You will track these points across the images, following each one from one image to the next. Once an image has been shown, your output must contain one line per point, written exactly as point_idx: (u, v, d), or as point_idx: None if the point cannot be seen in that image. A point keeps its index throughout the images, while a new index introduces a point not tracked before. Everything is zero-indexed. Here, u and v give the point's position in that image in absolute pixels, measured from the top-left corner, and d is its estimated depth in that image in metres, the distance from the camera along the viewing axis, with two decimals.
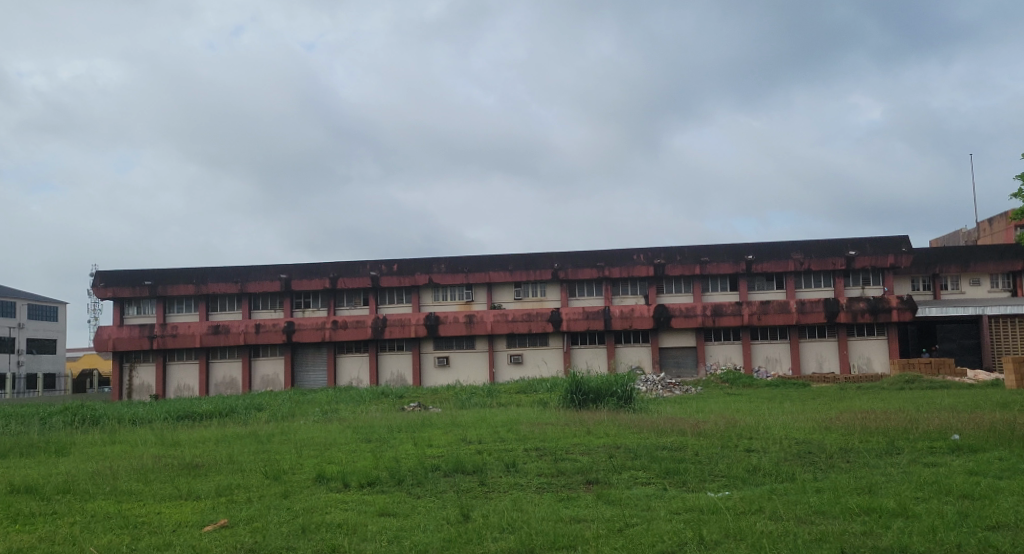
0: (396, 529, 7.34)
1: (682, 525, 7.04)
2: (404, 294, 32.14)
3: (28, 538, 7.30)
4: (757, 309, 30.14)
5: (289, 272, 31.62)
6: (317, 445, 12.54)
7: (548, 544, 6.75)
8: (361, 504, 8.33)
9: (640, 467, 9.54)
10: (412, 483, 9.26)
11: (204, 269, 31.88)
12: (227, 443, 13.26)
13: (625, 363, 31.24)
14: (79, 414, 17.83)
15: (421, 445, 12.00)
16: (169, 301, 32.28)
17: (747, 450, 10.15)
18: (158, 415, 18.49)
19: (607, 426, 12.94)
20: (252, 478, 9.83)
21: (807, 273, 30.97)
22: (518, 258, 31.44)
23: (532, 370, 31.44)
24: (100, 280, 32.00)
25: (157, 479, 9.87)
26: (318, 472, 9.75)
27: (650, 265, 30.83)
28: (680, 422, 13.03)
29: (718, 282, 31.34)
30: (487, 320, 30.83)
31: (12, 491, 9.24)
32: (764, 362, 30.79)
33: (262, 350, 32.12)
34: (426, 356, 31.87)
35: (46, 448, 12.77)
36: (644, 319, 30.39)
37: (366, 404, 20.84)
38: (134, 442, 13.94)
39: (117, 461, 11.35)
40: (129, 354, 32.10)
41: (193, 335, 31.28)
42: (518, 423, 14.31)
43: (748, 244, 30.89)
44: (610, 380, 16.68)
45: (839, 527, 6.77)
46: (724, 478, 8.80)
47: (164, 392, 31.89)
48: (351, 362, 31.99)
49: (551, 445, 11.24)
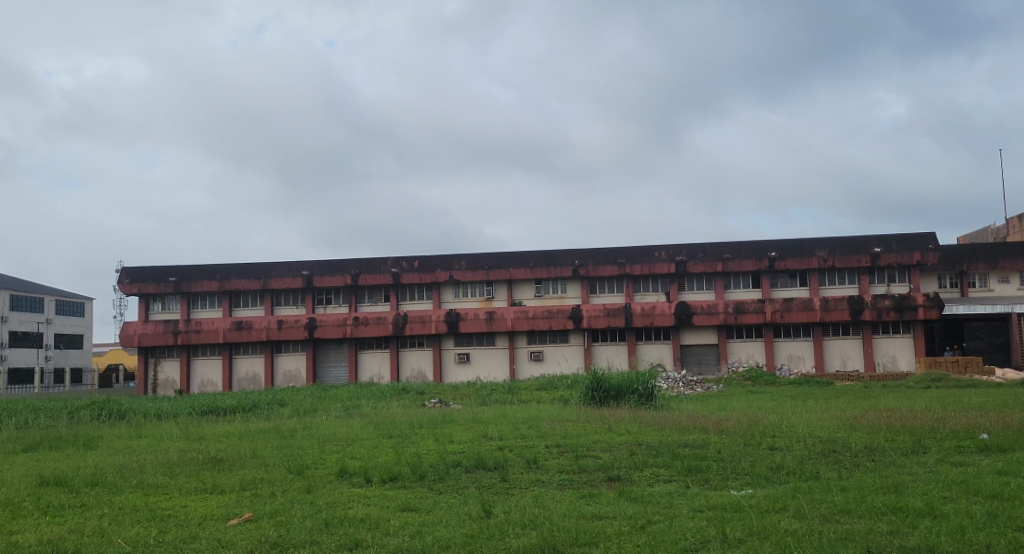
0: (419, 525, 7.38)
1: (704, 523, 7.03)
2: (425, 290, 32.26)
3: (57, 529, 7.43)
4: (780, 307, 29.91)
5: (311, 269, 31.85)
6: (339, 440, 12.61)
7: (571, 541, 6.75)
8: (383, 500, 8.38)
9: (661, 464, 9.52)
10: (433, 479, 9.30)
11: (227, 265, 32.18)
12: (250, 438, 13.40)
13: (646, 360, 31.13)
14: (106, 408, 18.08)
15: (442, 441, 12.03)
16: (193, 297, 32.61)
17: (771, 448, 10.08)
18: (183, 410, 18.72)
19: (628, 422, 12.93)
20: (275, 472, 9.93)
21: (831, 270, 30.70)
22: (539, 255, 31.46)
23: (553, 367, 31.43)
24: (126, 276, 32.41)
25: (182, 472, 10.00)
26: (340, 467, 9.84)
27: (672, 262, 30.72)
28: (703, 420, 12.94)
29: (740, 279, 31.13)
30: (508, 317, 30.90)
31: (41, 482, 9.39)
32: (787, 360, 30.56)
33: (284, 346, 32.40)
34: (446, 352, 31.98)
35: (74, 442, 12.98)
36: (666, 317, 30.28)
37: (386, 400, 20.95)
38: (160, 436, 14.11)
39: (144, 455, 11.51)
40: (153, 350, 32.51)
41: (216, 331, 31.62)
42: (539, 420, 14.33)
43: (771, 241, 30.64)
44: (631, 378, 16.68)
45: (864, 526, 6.72)
46: (747, 476, 8.75)
47: (188, 387, 32.26)
48: (372, 358, 32.17)
49: (573, 442, 11.22)
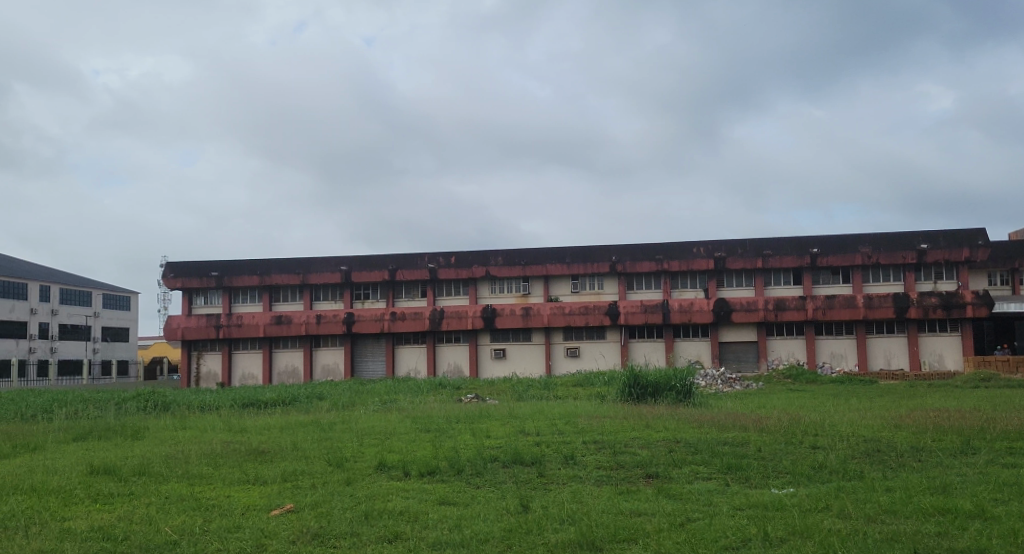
0: (457, 518, 7.44)
1: (745, 521, 6.97)
2: (461, 286, 32.41)
3: (107, 516, 7.63)
4: (822, 304, 29.44)
5: (349, 264, 32.21)
6: (377, 434, 12.73)
7: (609, 537, 6.75)
8: (421, 493, 8.45)
9: (700, 461, 9.45)
10: (471, 473, 9.34)
11: (268, 260, 32.67)
12: (291, 430, 13.61)
13: (683, 357, 30.88)
14: (152, 400, 18.49)
15: (479, 436, 12.10)
16: (234, 292, 33.14)
17: (813, 447, 9.96)
18: (225, 402, 19.07)
19: (665, 420, 12.85)
20: (316, 464, 10.08)
21: (874, 267, 30.13)
22: (575, 251, 31.42)
23: (589, 363, 31.37)
24: (170, 270, 33.08)
25: (226, 463, 10.20)
26: (379, 460, 9.95)
27: (711, 258, 30.39)
28: (742, 418, 12.78)
29: (781, 275, 30.69)
30: (544, 313, 30.88)
31: (91, 471, 9.65)
32: (829, 358, 30.09)
33: (323, 341, 32.82)
34: (482, 348, 32.07)
35: (121, 432, 13.31)
36: (704, 314, 30.01)
37: (424, 394, 21.09)
38: (204, 427, 14.43)
39: (190, 446, 11.77)
40: (196, 343, 33.12)
41: (257, 325, 32.12)
42: (576, 416, 14.29)
43: (812, 238, 30.19)
44: (668, 375, 16.55)
45: (911, 527, 6.59)
46: (788, 475, 8.65)
47: (230, 380, 32.83)
48: (409, 353, 32.41)
49: (610, 439, 11.19)
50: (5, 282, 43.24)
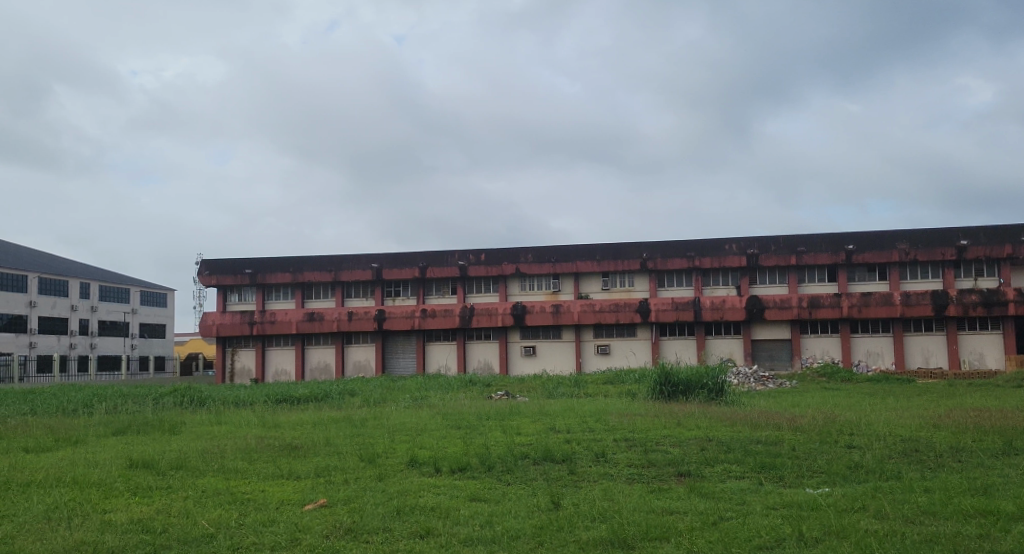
0: (488, 514, 7.46)
1: (780, 521, 6.90)
2: (491, 283, 32.47)
3: (146, 509, 7.77)
4: (857, 301, 29.01)
5: (380, 261, 32.41)
6: (409, 430, 12.82)
7: (641, 535, 6.72)
8: (453, 489, 8.49)
9: (733, 460, 9.37)
10: (501, 470, 9.37)
11: (301, 258, 33.02)
12: (324, 426, 13.75)
13: (715, 355, 30.61)
14: (188, 395, 18.82)
15: (510, 433, 12.11)
16: (267, 289, 33.53)
17: (848, 446, 9.83)
18: (259, 398, 19.32)
19: (698, 418, 12.73)
20: (348, 460, 10.17)
21: (912, 264, 29.61)
22: (606, 248, 31.31)
23: (619, 361, 31.25)
24: (205, 268, 33.57)
25: (260, 458, 10.34)
26: (411, 457, 10.01)
27: (743, 255, 30.08)
28: (775, 416, 12.64)
29: (815, 273, 30.29)
30: (574, 310, 30.82)
31: (130, 464, 9.84)
32: (865, 356, 29.65)
33: (354, 338, 33.09)
34: (513, 345, 32.11)
35: (158, 427, 13.56)
36: (736, 311, 29.73)
37: (454, 391, 21.20)
38: (238, 422, 14.63)
39: (225, 440, 11.97)
40: (231, 340, 33.59)
41: (290, 322, 32.47)
42: (607, 413, 14.23)
43: (848, 234, 29.77)
44: (700, 372, 16.42)
45: (951, 528, 6.48)
46: (823, 475, 8.54)
47: (264, 376, 33.25)
48: (440, 350, 32.56)
49: (641, 437, 11.13)
50: (47, 279, 44.22)
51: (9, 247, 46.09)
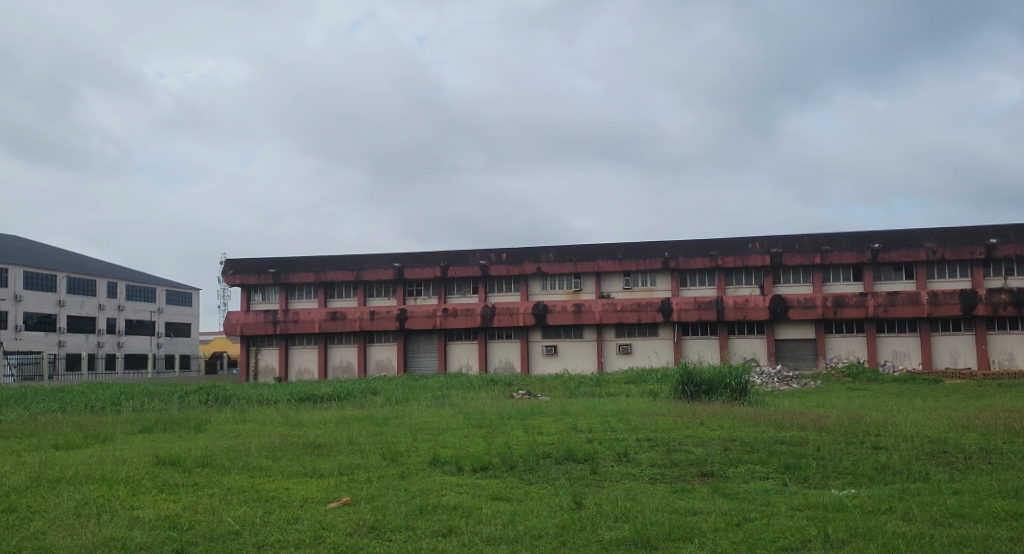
0: (511, 513, 7.47)
1: (805, 522, 6.84)
2: (513, 282, 32.48)
3: (173, 506, 7.87)
4: (883, 300, 28.67)
5: (402, 261, 32.54)
6: (431, 429, 12.85)
7: (664, 535, 6.70)
8: (475, 488, 8.50)
9: (757, 460, 9.30)
10: (524, 469, 9.37)
11: (324, 257, 33.24)
12: (347, 424, 13.86)
13: (738, 355, 30.40)
14: (212, 394, 19.03)
15: (532, 432, 12.11)
16: (291, 288, 33.79)
17: (875, 447, 9.72)
18: (283, 396, 19.50)
19: (721, 418, 12.63)
20: (371, 458, 10.22)
21: (940, 262, 29.22)
22: (628, 247, 31.20)
23: (641, 360, 31.13)
24: (229, 268, 33.88)
25: (284, 456, 10.42)
26: (433, 456, 10.04)
27: (767, 254, 29.85)
28: (800, 416, 12.53)
29: (840, 272, 29.97)
30: (596, 309, 30.74)
31: (157, 462, 9.96)
32: (891, 356, 29.30)
33: (377, 337, 33.25)
34: (534, 344, 32.11)
35: (184, 424, 13.73)
36: (760, 310, 29.51)
37: (475, 390, 21.28)
38: (263, 421, 14.75)
39: (250, 438, 12.08)
40: (255, 339, 33.88)
41: (313, 321, 32.69)
42: (629, 413, 14.18)
43: (873, 232, 29.43)
44: (723, 372, 16.31)
45: (981, 531, 6.39)
46: (849, 476, 8.46)
47: (287, 374, 33.50)
48: (461, 349, 32.63)
49: (664, 437, 11.09)
50: (75, 279, 44.90)
51: (39, 247, 46.89)
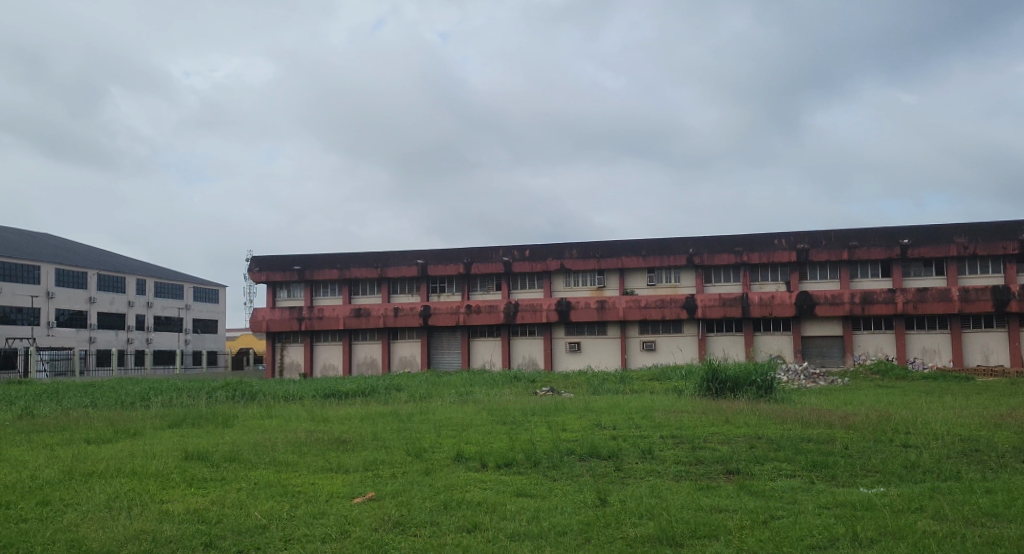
0: (535, 510, 7.47)
1: (832, 520, 6.77)
2: (536, 279, 32.47)
3: (201, 499, 7.96)
4: (913, 297, 28.28)
5: (425, 258, 32.66)
6: (455, 425, 12.87)
7: (689, 533, 6.66)
8: (499, 484, 8.52)
9: (783, 458, 9.21)
10: (548, 465, 9.37)
11: (348, 254, 33.44)
12: (371, 420, 13.94)
13: (764, 352, 30.16)
14: (239, 389, 19.24)
15: (555, 429, 12.11)
16: (316, 285, 34.06)
17: (904, 446, 9.59)
18: (308, 392, 19.66)
19: (746, 415, 12.53)
20: (395, 454, 10.27)
21: (971, 258, 28.77)
22: (652, 243, 31.02)
23: (665, 357, 30.98)
24: (255, 264, 34.20)
25: (310, 451, 10.51)
26: (457, 452, 10.07)
27: (793, 251, 29.58)
28: (827, 415, 12.38)
29: (868, 268, 29.61)
30: (620, 306, 30.60)
31: (186, 456, 10.10)
32: (920, 354, 28.88)
33: (400, 333, 33.41)
34: (558, 341, 32.09)
35: (212, 419, 13.90)
36: (786, 307, 29.23)
37: (499, 387, 21.28)
38: (289, 416, 14.89)
39: (276, 434, 12.20)
40: (280, 335, 34.17)
41: (337, 318, 32.92)
42: (653, 410, 14.13)
43: (903, 228, 29.02)
44: (749, 369, 16.15)
45: (1014, 531, 6.28)
46: (878, 474, 8.35)
47: (312, 370, 33.75)
48: (484, 345, 32.69)
49: (688, 433, 11.02)
50: (104, 276, 45.56)
51: (70, 245, 47.68)
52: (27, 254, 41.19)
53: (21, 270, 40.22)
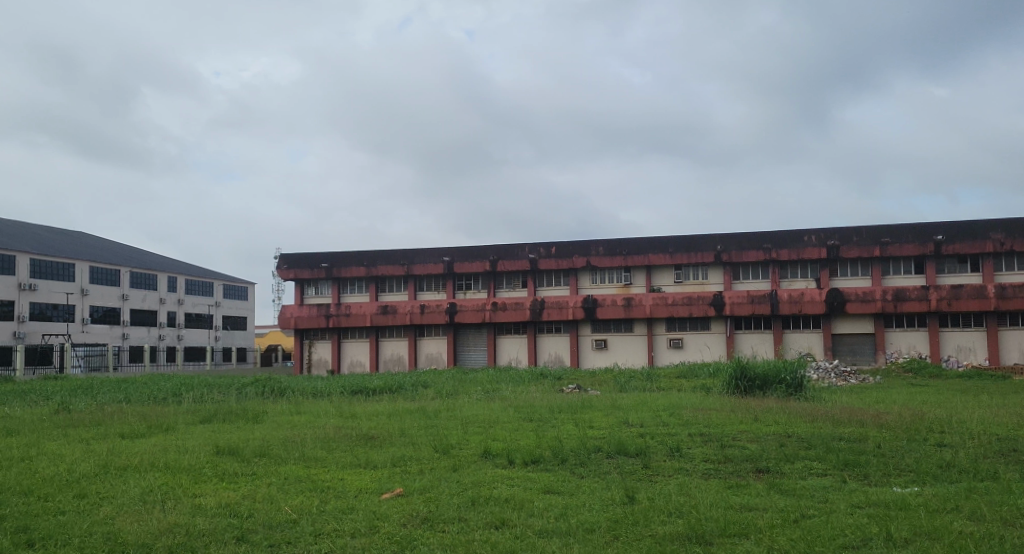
0: (563, 507, 7.46)
1: (865, 519, 6.68)
2: (562, 277, 32.42)
3: (233, 494, 8.06)
4: (947, 294, 27.82)
5: (451, 255, 32.78)
6: (481, 422, 12.89)
7: (719, 531, 6.61)
8: (526, 481, 8.52)
9: (815, 457, 9.09)
10: (575, 463, 9.35)
11: (375, 252, 33.64)
12: (398, 417, 14.00)
13: (794, 349, 29.84)
14: (268, 386, 19.44)
15: (582, 426, 12.08)
16: (343, 282, 34.30)
17: (939, 445, 9.44)
18: (336, 389, 19.81)
19: (775, 413, 12.40)
20: (422, 450, 10.30)
21: (1008, 255, 28.22)
22: (679, 240, 30.83)
23: (693, 354, 30.77)
24: (284, 262, 34.52)
25: (338, 447, 10.58)
26: (485, 449, 10.09)
27: (823, 247, 29.19)
28: (858, 413, 12.20)
29: (901, 265, 29.16)
30: (646, 303, 30.45)
31: (217, 452, 10.22)
32: (955, 352, 28.38)
33: (427, 330, 33.54)
34: (584, 338, 32.03)
35: (242, 415, 14.04)
36: (816, 304, 28.88)
37: (526, 384, 21.26)
38: (317, 413, 15.02)
39: (305, 429, 12.31)
40: (308, 332, 34.45)
41: (364, 315, 33.15)
42: (680, 408, 14.03)
43: (936, 224, 28.54)
44: (778, 367, 15.96)
45: None
46: (911, 474, 8.22)
47: (339, 367, 34.00)
48: (511, 343, 32.73)
49: (717, 432, 10.91)
50: (137, 273, 46.28)
51: (103, 243, 48.48)
52: (62, 252, 41.93)
53: (57, 268, 40.95)
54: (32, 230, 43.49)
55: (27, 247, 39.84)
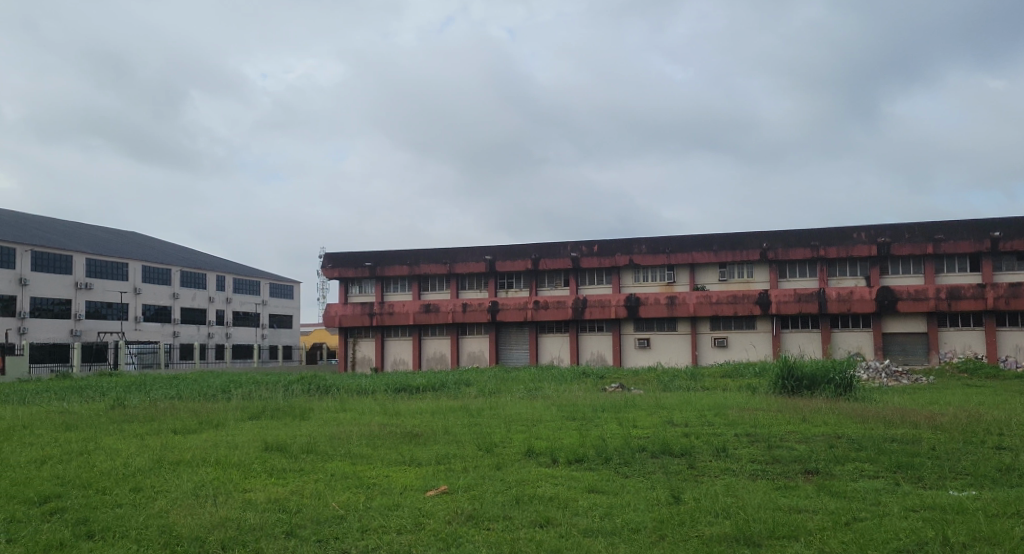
0: (607, 506, 7.42)
1: (921, 523, 6.51)
2: (604, 275, 32.24)
3: (282, 489, 8.18)
4: (1004, 292, 27.01)
5: (493, 253, 32.86)
6: (524, 421, 12.90)
7: (767, 532, 6.51)
8: (570, 480, 8.49)
9: (866, 458, 8.91)
10: (619, 462, 9.29)
11: (418, 251, 33.87)
12: (442, 415, 14.09)
13: (843, 349, 29.25)
14: (314, 383, 19.71)
15: (626, 425, 12.02)
16: (386, 281, 34.61)
17: (998, 447, 9.17)
18: (380, 386, 19.98)
19: (824, 414, 12.15)
20: (467, 448, 10.33)
21: None
22: (723, 238, 30.44)
23: (738, 353, 30.36)
24: (328, 261, 34.97)
25: (384, 444, 10.69)
26: (528, 447, 10.07)
27: (873, 244, 28.54)
28: (912, 414, 11.89)
29: (955, 262, 28.38)
30: (690, 302, 30.14)
31: (266, 448, 10.38)
32: (1013, 352, 27.50)
33: (469, 329, 33.69)
34: (626, 337, 31.81)
35: (290, 412, 14.27)
36: (865, 303, 28.27)
37: (569, 383, 21.17)
38: (362, 410, 15.16)
39: (351, 427, 12.45)
40: (352, 330, 34.85)
41: (407, 313, 33.41)
42: (726, 408, 13.83)
43: (993, 220, 27.73)
44: (826, 367, 15.65)
45: None
46: (968, 477, 7.99)
47: (383, 365, 34.34)
48: (553, 342, 32.69)
49: (764, 432, 10.74)
50: (187, 272, 47.34)
51: (155, 243, 49.65)
52: (115, 251, 43.07)
53: (111, 267, 42.09)
54: (87, 231, 44.81)
55: (83, 247, 41.04)
